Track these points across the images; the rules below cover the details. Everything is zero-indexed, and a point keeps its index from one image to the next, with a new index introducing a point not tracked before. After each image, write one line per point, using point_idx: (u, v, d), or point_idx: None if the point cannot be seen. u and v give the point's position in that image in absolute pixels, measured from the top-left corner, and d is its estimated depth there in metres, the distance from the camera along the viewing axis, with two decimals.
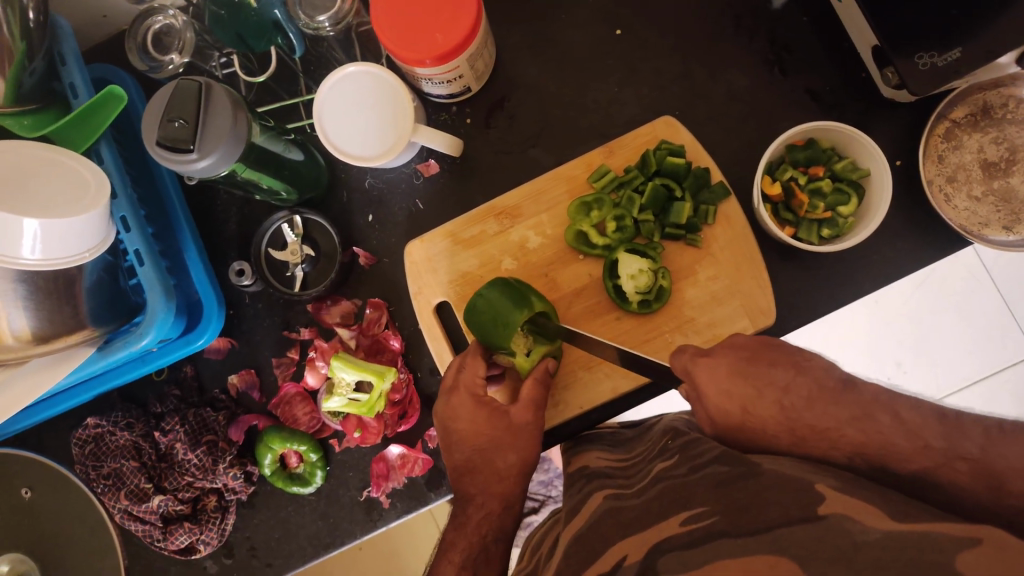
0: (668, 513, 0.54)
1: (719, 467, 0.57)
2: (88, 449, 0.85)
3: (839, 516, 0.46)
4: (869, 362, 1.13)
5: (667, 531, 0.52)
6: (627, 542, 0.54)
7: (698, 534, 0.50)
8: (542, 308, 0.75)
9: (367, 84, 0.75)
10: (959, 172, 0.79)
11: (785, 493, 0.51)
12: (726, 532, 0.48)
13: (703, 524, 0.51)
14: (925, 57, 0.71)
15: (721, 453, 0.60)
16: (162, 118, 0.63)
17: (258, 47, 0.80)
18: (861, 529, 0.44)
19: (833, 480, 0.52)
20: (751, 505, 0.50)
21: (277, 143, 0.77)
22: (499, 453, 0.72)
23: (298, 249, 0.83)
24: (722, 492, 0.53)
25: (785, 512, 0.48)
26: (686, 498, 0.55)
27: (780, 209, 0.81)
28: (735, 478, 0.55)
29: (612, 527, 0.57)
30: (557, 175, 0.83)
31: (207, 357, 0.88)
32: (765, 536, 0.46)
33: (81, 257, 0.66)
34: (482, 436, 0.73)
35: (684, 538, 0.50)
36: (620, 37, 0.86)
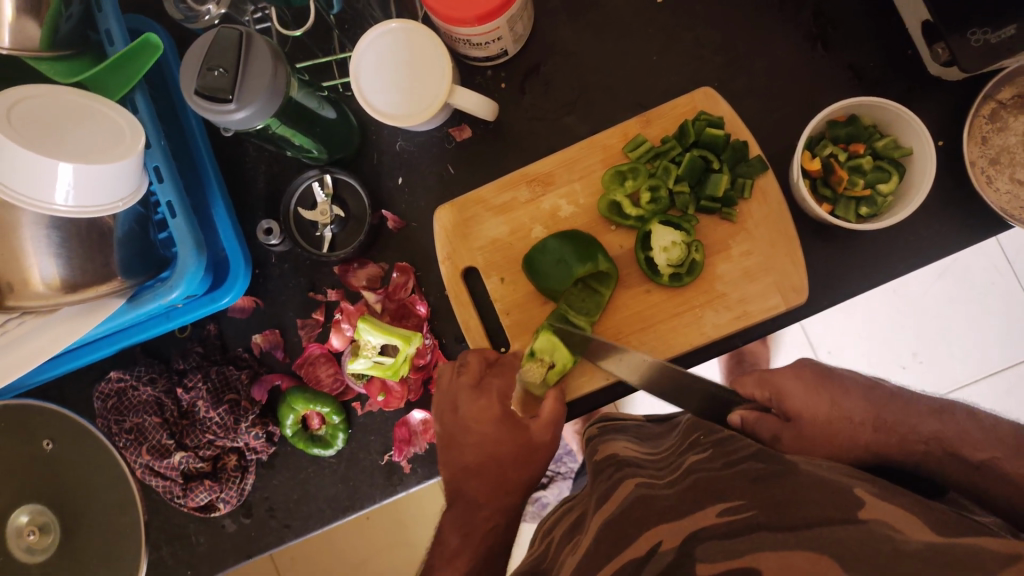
0: (704, 504, 0.54)
1: (754, 464, 0.57)
2: (110, 403, 0.85)
3: (880, 522, 0.46)
4: (887, 350, 1.12)
5: (700, 522, 0.51)
6: (657, 529, 0.53)
7: (734, 525, 0.49)
8: (607, 268, 0.77)
9: (403, 53, 0.74)
10: (1003, 155, 0.78)
11: (822, 492, 0.51)
12: (765, 525, 0.48)
13: (741, 516, 0.50)
14: (978, 33, 0.70)
15: (755, 451, 0.60)
16: (202, 65, 0.62)
17: (297, 4, 0.77)
18: (902, 538, 0.44)
19: (871, 487, 0.52)
20: (792, 501, 0.50)
21: (313, 99, 0.76)
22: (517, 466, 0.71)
23: (328, 210, 0.82)
24: (756, 488, 0.54)
25: (825, 510, 0.48)
26: (720, 492, 0.54)
27: (818, 185, 0.80)
28: (771, 475, 0.55)
29: (646, 514, 0.56)
30: (592, 143, 0.81)
31: (231, 316, 0.87)
32: (807, 532, 0.46)
33: (116, 206, 0.65)
34: (503, 446, 0.72)
35: (722, 528, 0.50)
36: (662, 5, 0.84)
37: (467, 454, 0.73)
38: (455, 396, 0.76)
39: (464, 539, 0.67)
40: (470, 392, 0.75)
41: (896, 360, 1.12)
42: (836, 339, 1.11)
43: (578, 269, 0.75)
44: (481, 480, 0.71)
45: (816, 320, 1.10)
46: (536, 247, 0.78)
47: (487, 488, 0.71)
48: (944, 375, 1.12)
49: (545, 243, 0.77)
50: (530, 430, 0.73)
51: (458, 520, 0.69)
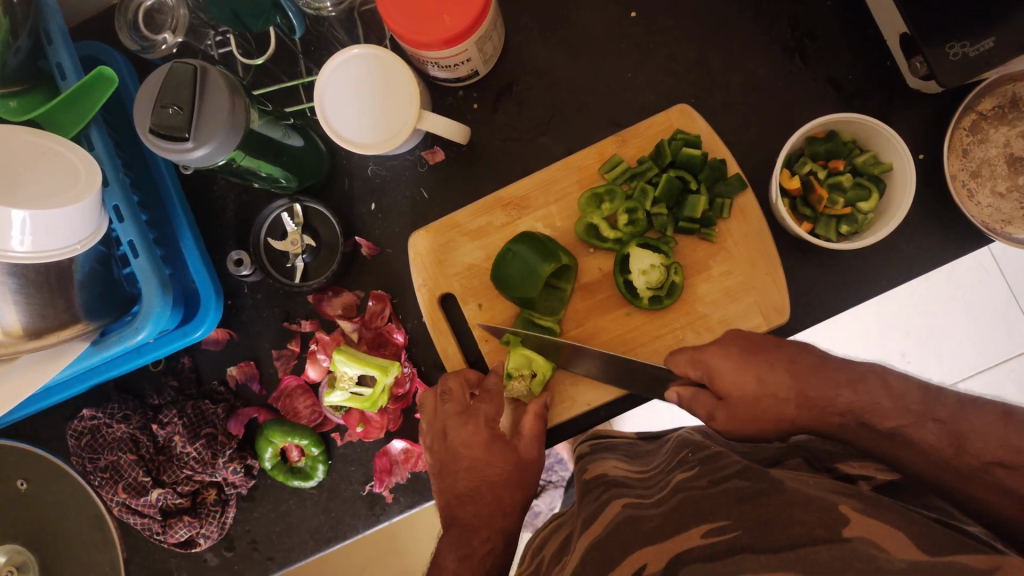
0: (688, 524, 0.51)
1: (741, 481, 0.55)
2: (84, 441, 0.83)
3: (865, 540, 0.44)
4: (874, 354, 1.11)
5: (687, 544, 0.49)
6: (642, 551, 0.50)
7: (719, 545, 0.47)
8: (568, 263, 0.77)
9: (376, 79, 0.72)
10: (984, 167, 0.77)
11: (809, 511, 0.48)
12: (750, 546, 0.46)
13: (727, 537, 0.48)
14: (956, 46, 0.68)
15: (743, 467, 0.58)
16: (155, 102, 0.60)
17: (255, 26, 0.74)
18: (885, 557, 0.42)
19: (856, 502, 0.49)
20: (776, 521, 0.48)
21: (277, 129, 0.74)
22: (508, 489, 0.70)
23: (299, 239, 0.80)
24: (745, 506, 0.51)
25: (809, 529, 0.46)
26: (706, 511, 0.52)
27: (799, 204, 0.78)
28: (758, 493, 0.52)
29: (631, 537, 0.53)
30: (567, 165, 0.80)
31: (205, 348, 0.86)
32: (793, 553, 0.44)
33: (74, 249, 0.63)
34: (494, 468, 0.70)
35: (703, 552, 0.47)
36: (635, 20, 0.82)
37: (460, 479, 0.70)
38: (444, 423, 0.73)
39: (460, 562, 0.64)
40: (458, 418, 0.73)
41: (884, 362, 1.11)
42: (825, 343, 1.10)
43: (543, 267, 0.73)
44: (477, 505, 0.69)
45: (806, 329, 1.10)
46: (500, 256, 0.76)
47: (482, 511, 0.68)
48: (932, 377, 1.12)
49: (507, 252, 0.75)
50: (520, 449, 0.72)
51: (454, 543, 0.66)
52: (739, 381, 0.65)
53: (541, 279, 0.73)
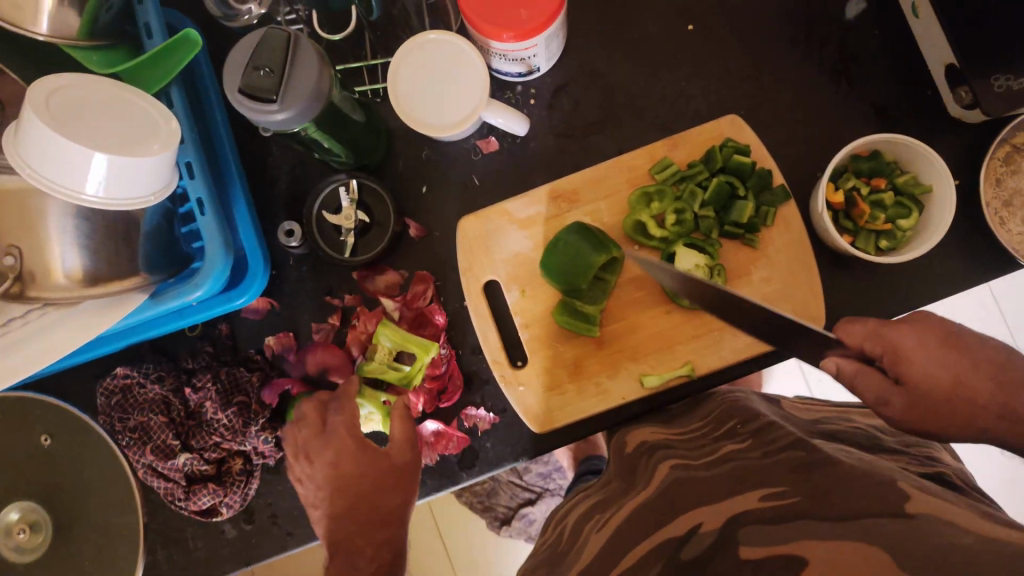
0: (745, 489, 0.58)
1: (796, 452, 0.61)
2: (114, 400, 0.83)
3: (926, 515, 0.47)
4: None
5: (744, 505, 0.55)
6: (698, 511, 0.58)
7: (777, 512, 0.53)
8: (618, 255, 0.79)
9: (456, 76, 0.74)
10: (1015, 198, 0.81)
11: (860, 490, 0.51)
12: (809, 512, 0.51)
13: (787, 502, 0.53)
14: (1002, 79, 0.72)
15: (795, 442, 0.63)
16: (247, 64, 0.62)
17: (337, 5, 0.79)
18: (952, 530, 0.45)
19: (911, 480, 0.54)
20: (833, 490, 0.52)
21: (346, 101, 0.76)
22: (386, 495, 0.67)
23: (353, 215, 0.81)
24: (799, 475, 0.57)
25: (870, 502, 0.50)
26: (759, 480, 0.58)
27: (840, 217, 0.82)
28: (811, 463, 0.58)
29: (689, 496, 0.61)
30: (619, 163, 0.82)
31: (244, 316, 0.86)
32: (852, 522, 0.48)
33: (147, 200, 0.64)
34: (367, 478, 0.66)
35: (766, 514, 0.53)
36: (693, 32, 0.86)
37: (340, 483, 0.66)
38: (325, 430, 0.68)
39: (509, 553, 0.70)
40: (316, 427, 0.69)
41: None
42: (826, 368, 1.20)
43: (596, 258, 0.77)
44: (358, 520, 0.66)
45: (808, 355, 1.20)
46: (551, 241, 0.80)
47: (364, 525, 0.65)
48: None
49: (558, 241, 0.79)
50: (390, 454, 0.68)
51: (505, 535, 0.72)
52: (943, 369, 0.56)
53: (593, 269, 0.77)
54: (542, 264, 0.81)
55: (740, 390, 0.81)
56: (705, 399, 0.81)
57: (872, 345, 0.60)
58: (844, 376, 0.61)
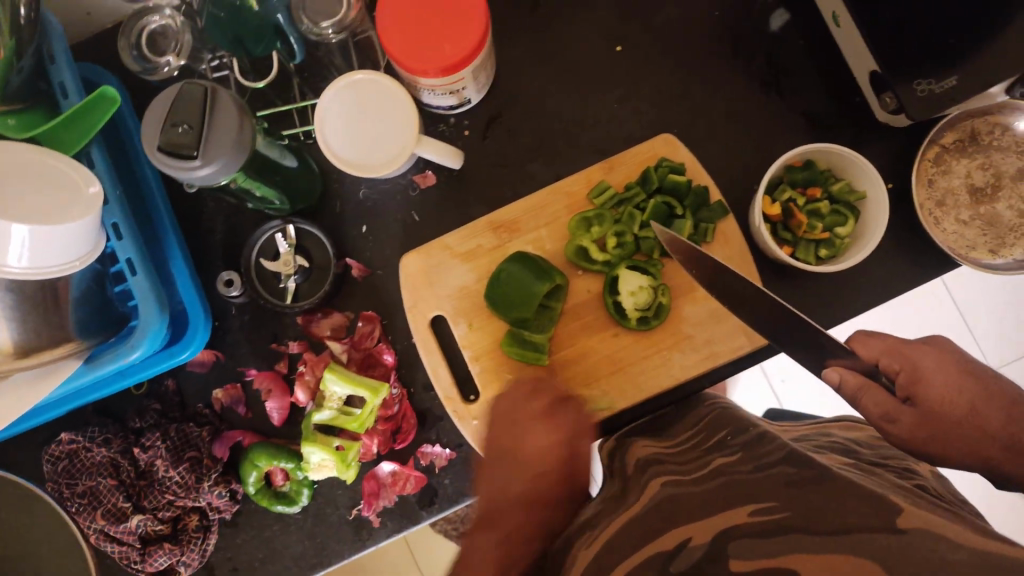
0: (736, 503, 0.57)
1: (787, 467, 0.60)
2: (61, 466, 0.81)
3: (920, 531, 0.49)
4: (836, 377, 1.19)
5: (734, 520, 0.55)
6: (688, 526, 0.56)
7: (769, 525, 0.53)
8: (561, 282, 0.80)
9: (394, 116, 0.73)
10: (948, 197, 0.82)
11: (863, 505, 0.53)
12: (803, 527, 0.52)
13: (776, 516, 0.54)
14: (923, 83, 0.73)
15: (786, 453, 0.63)
16: (166, 121, 0.62)
17: (256, 49, 0.78)
18: (947, 548, 0.47)
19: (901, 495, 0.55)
20: (825, 506, 0.53)
21: (274, 148, 0.75)
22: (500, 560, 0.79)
23: (292, 260, 0.80)
24: (791, 489, 0.56)
25: (863, 517, 0.51)
26: (753, 492, 0.57)
27: (779, 228, 0.82)
28: (806, 479, 0.57)
29: (681, 509, 0.58)
30: (557, 190, 0.82)
31: (190, 370, 0.85)
32: (846, 537, 0.50)
33: (71, 266, 0.63)
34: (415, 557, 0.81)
35: (760, 527, 0.53)
36: (621, 54, 0.86)
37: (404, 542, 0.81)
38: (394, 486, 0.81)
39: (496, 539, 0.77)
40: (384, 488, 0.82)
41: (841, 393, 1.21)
42: (792, 371, 1.21)
43: (539, 287, 0.77)
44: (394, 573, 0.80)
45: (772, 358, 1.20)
46: (495, 274, 0.80)
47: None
48: None
49: (502, 273, 0.79)
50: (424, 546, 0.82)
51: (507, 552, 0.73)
52: (951, 387, 0.64)
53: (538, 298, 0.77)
54: (489, 295, 0.80)
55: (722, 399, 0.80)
56: (692, 407, 0.80)
57: (890, 362, 0.67)
58: (847, 387, 0.66)
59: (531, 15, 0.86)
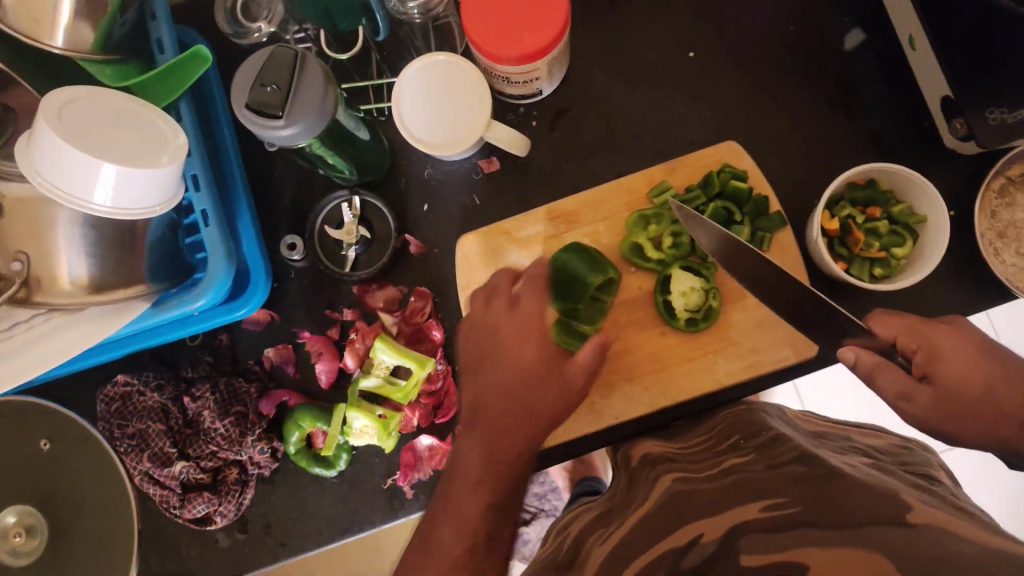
0: (749, 500, 0.60)
1: (798, 466, 0.62)
2: (114, 406, 0.84)
3: (929, 526, 0.49)
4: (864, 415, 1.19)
5: (744, 516, 0.57)
6: (698, 523, 0.59)
7: (780, 520, 0.55)
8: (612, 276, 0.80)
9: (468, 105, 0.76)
10: (1010, 229, 0.82)
11: (871, 498, 0.54)
12: (812, 522, 0.53)
13: (788, 511, 0.56)
14: (996, 112, 0.73)
15: (799, 455, 0.65)
16: (256, 81, 0.65)
17: (342, 25, 0.80)
18: (953, 541, 0.47)
19: (914, 495, 0.56)
20: (834, 501, 0.55)
21: (351, 119, 0.78)
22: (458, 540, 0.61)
23: (354, 230, 0.83)
24: (802, 487, 0.58)
25: (871, 512, 0.52)
26: (763, 491, 0.60)
27: (835, 244, 0.83)
28: (814, 475, 0.60)
29: (690, 507, 0.63)
30: (617, 186, 0.84)
31: (244, 327, 0.87)
32: (854, 531, 0.50)
33: (152, 211, 0.66)
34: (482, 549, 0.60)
35: (767, 523, 0.55)
36: (692, 60, 0.88)
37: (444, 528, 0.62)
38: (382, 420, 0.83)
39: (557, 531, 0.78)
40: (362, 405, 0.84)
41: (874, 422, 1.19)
42: (827, 394, 1.19)
43: (592, 278, 0.78)
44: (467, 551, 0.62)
45: (807, 379, 1.19)
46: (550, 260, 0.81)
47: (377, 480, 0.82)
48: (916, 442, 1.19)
49: (557, 259, 0.80)
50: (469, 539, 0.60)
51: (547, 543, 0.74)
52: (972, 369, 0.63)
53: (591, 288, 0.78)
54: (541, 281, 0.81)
55: (745, 404, 0.82)
56: (707, 416, 0.83)
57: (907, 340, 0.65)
58: (863, 366, 0.66)
59: (608, 15, 0.88)
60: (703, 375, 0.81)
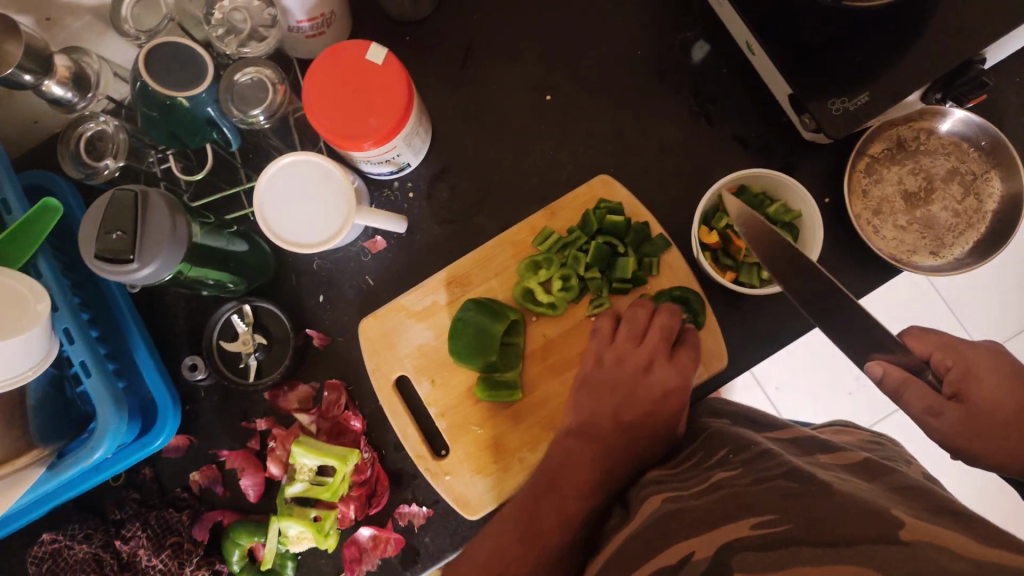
0: (737, 517, 0.54)
1: (786, 482, 0.55)
2: (45, 566, 0.81)
3: (922, 544, 0.45)
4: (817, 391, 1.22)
5: (735, 534, 0.52)
6: (688, 542, 0.53)
7: (769, 540, 0.50)
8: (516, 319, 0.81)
9: (337, 194, 0.76)
10: (884, 205, 0.84)
11: (858, 515, 0.49)
12: (802, 541, 0.48)
13: (775, 530, 0.50)
14: (838, 102, 0.75)
15: (789, 469, 0.57)
16: (100, 229, 0.63)
17: (192, 143, 0.80)
18: (949, 558, 0.43)
19: (908, 509, 0.50)
20: (825, 519, 0.49)
21: (220, 237, 0.77)
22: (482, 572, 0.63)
23: (250, 339, 0.83)
24: (788, 505, 0.52)
25: (857, 529, 0.47)
26: (751, 508, 0.54)
27: (720, 256, 0.84)
28: (804, 493, 0.53)
29: (678, 527, 0.56)
30: (502, 241, 0.84)
31: (165, 456, 0.86)
32: (845, 551, 0.46)
33: (24, 375, 0.64)
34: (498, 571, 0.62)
35: (757, 540, 0.50)
36: (551, 102, 0.89)
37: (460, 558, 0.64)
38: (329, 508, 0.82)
39: None
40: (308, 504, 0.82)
41: (827, 397, 1.22)
42: (784, 378, 1.21)
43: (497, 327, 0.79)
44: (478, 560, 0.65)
45: (761, 365, 1.20)
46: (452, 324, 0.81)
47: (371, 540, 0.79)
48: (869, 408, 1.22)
49: (457, 322, 0.80)
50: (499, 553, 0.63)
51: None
52: (1003, 391, 0.62)
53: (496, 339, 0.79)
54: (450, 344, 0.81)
55: (722, 415, 0.76)
56: (690, 428, 0.76)
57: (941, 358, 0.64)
58: (891, 379, 0.64)
59: (461, 75, 0.89)
60: None
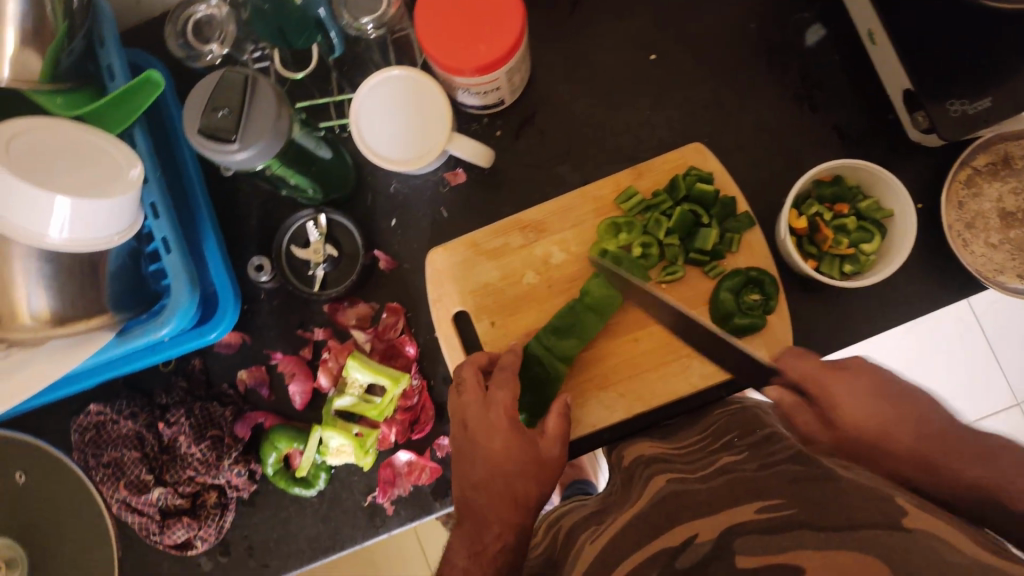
0: (741, 501, 0.55)
1: (792, 465, 0.57)
2: (88, 437, 0.85)
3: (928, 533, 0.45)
4: None
5: (740, 517, 0.52)
6: (693, 523, 0.55)
7: (777, 520, 0.50)
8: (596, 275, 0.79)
9: (422, 111, 0.75)
10: (978, 220, 0.81)
11: (864, 497, 0.49)
12: (806, 524, 0.48)
13: (781, 513, 0.51)
14: (957, 103, 0.73)
15: (795, 452, 0.59)
16: (207, 105, 0.64)
17: (297, 43, 0.82)
18: (950, 551, 0.43)
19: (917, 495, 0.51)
20: (831, 503, 0.50)
21: (312, 139, 0.77)
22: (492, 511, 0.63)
23: (321, 249, 0.82)
24: (797, 489, 0.53)
25: (867, 514, 0.47)
26: (760, 491, 0.55)
27: (805, 243, 0.83)
28: (812, 477, 0.54)
29: (688, 505, 0.58)
30: (585, 194, 0.83)
31: (217, 350, 0.87)
32: (851, 536, 0.46)
33: (112, 241, 0.63)
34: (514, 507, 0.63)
35: (760, 524, 0.51)
36: (655, 62, 0.87)
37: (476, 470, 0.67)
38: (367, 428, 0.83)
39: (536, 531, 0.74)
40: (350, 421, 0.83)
41: None
42: None
43: None
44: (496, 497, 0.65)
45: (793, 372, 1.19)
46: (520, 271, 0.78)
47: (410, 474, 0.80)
48: None
49: None
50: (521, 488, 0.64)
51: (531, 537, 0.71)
52: None
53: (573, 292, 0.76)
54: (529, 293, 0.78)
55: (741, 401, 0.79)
56: (705, 416, 0.79)
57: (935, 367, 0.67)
58: None
59: (567, 22, 0.88)
60: (677, 378, 0.81)
